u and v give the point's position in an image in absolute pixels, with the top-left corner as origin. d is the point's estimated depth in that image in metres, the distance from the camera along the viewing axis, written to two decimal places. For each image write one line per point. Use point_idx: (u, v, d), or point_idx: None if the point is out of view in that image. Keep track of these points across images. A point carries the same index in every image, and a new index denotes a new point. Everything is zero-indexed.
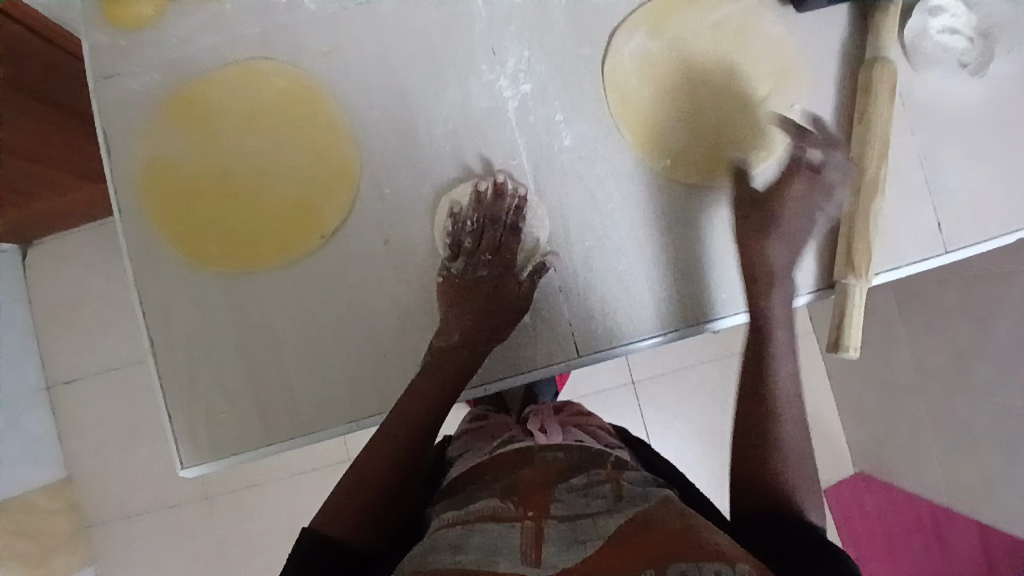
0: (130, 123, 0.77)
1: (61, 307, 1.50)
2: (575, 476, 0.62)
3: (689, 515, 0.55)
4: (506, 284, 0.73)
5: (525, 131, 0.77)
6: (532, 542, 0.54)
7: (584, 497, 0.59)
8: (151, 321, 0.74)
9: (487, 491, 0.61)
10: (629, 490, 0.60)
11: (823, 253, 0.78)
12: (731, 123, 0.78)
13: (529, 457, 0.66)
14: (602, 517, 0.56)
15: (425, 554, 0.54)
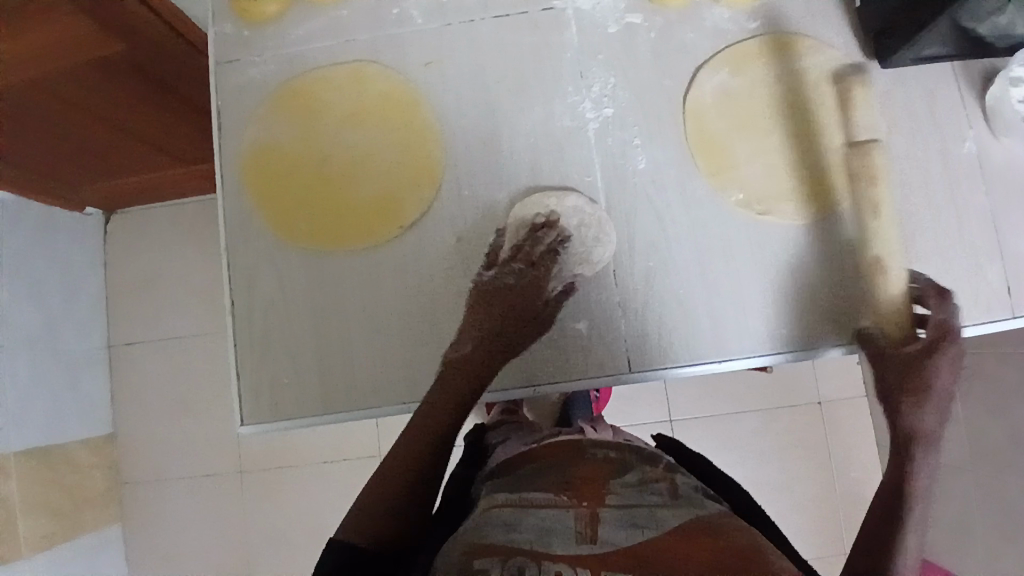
0: (242, 105, 0.84)
1: (132, 273, 1.60)
2: (628, 473, 0.66)
3: (749, 532, 0.58)
4: (532, 302, 0.78)
5: (602, 151, 0.81)
6: (587, 523, 0.57)
7: (638, 492, 0.62)
8: (235, 286, 0.81)
9: (542, 480, 0.64)
10: (684, 491, 0.64)
11: (883, 302, 0.79)
12: (804, 166, 0.81)
13: (582, 454, 0.70)
14: (659, 511, 0.59)
15: (479, 530, 0.57)
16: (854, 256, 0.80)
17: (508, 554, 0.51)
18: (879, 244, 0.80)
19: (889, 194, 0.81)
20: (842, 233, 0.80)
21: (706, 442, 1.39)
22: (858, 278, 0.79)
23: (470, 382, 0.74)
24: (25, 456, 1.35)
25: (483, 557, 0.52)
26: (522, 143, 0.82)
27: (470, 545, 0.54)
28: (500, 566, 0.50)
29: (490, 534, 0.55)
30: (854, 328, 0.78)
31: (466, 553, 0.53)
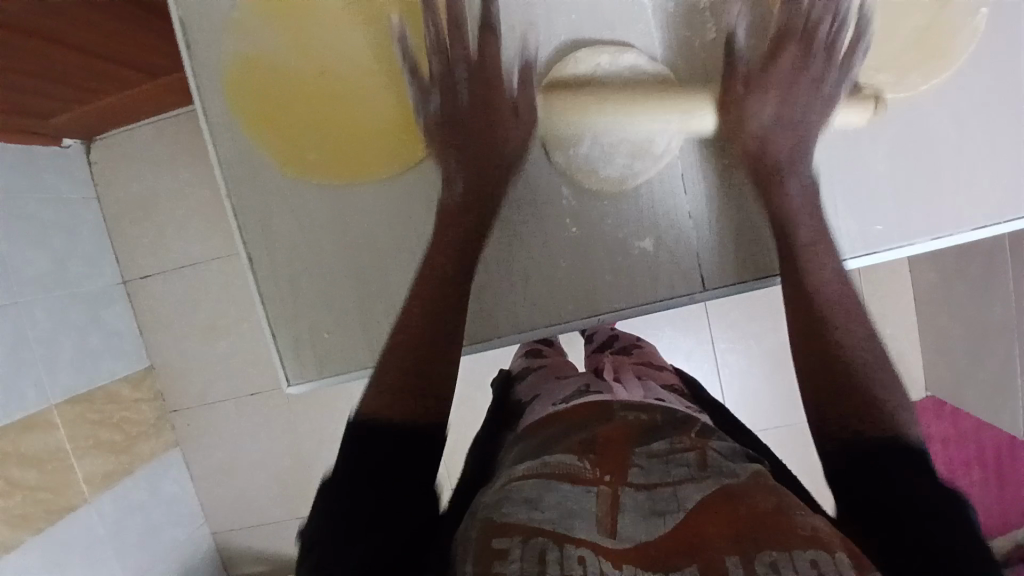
0: (212, 11, 0.68)
1: (130, 205, 1.49)
2: (655, 440, 0.58)
3: (780, 495, 0.51)
4: (500, 148, 0.66)
5: (661, 28, 0.68)
6: (609, 507, 0.51)
7: (665, 464, 0.55)
8: (248, 233, 0.71)
9: (562, 444, 0.57)
10: (716, 459, 0.55)
11: (988, 180, 0.69)
12: (910, 24, 0.67)
13: (607, 416, 0.62)
14: (683, 488, 0.52)
15: (498, 502, 0.52)
16: (963, 132, 0.69)
17: (529, 535, 0.48)
18: (990, 112, 0.68)
19: (1006, 46, 0.68)
20: (951, 100, 0.68)
21: None
22: (965, 155, 0.69)
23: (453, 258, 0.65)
24: (67, 404, 1.34)
25: (503, 536, 0.48)
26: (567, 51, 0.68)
27: (489, 522, 0.50)
28: (523, 545, 0.47)
29: (508, 512, 0.50)
30: (959, 214, 0.69)
31: (483, 532, 0.49)
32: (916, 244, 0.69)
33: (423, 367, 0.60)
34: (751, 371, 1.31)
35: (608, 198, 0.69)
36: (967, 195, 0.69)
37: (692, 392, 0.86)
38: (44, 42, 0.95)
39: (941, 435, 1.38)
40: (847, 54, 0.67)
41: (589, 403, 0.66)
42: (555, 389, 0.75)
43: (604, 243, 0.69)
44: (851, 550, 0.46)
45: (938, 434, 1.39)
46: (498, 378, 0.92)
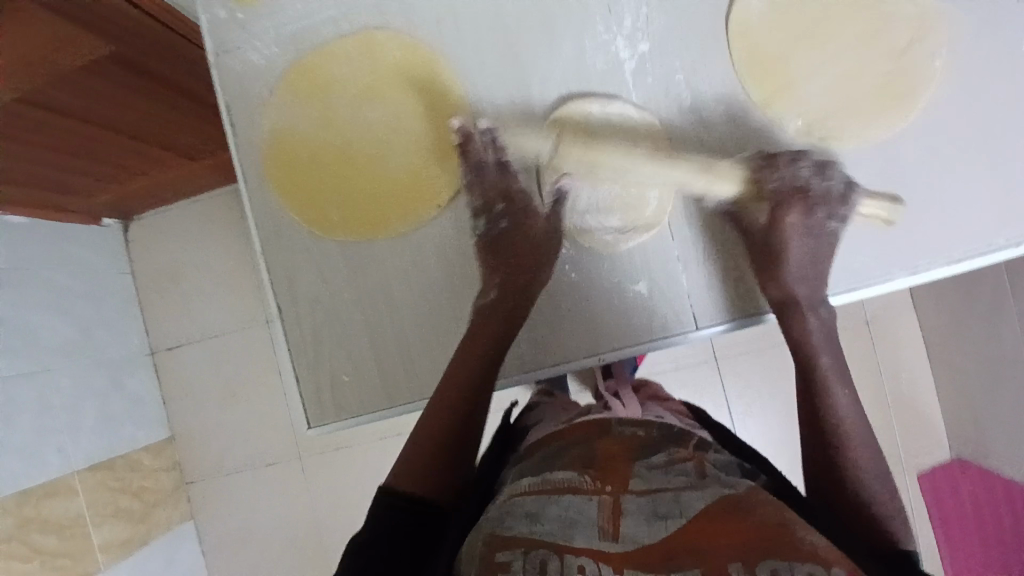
0: (252, 97, 0.79)
1: (161, 279, 1.60)
2: (655, 456, 0.63)
3: (783, 511, 0.53)
4: (532, 225, 0.74)
5: (641, 91, 0.75)
6: (610, 514, 0.54)
7: (665, 473, 0.59)
8: (277, 286, 0.78)
9: (566, 463, 0.62)
10: (712, 471, 0.60)
11: (956, 218, 0.74)
12: (870, 77, 0.74)
13: (608, 432, 0.67)
14: (686, 492, 0.55)
15: (501, 518, 0.55)
16: (930, 173, 0.75)
17: (530, 547, 0.50)
18: (949, 155, 0.75)
19: (957, 99, 0.75)
20: (913, 146, 0.75)
21: None
22: (932, 195, 0.75)
23: (492, 324, 0.71)
24: (87, 471, 1.38)
25: (505, 549, 0.51)
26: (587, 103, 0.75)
27: (492, 537, 0.52)
28: (524, 559, 0.49)
29: (511, 526, 0.53)
30: (935, 248, 0.74)
31: (489, 543, 0.52)
32: (895, 277, 0.74)
33: (459, 417, 0.65)
34: (767, 425, 1.32)
35: (604, 255, 0.74)
36: (939, 231, 0.74)
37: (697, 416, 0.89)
38: (90, 127, 1.07)
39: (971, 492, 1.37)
40: (813, 97, 0.74)
41: (590, 420, 0.71)
42: (559, 414, 0.82)
43: (602, 286, 0.74)
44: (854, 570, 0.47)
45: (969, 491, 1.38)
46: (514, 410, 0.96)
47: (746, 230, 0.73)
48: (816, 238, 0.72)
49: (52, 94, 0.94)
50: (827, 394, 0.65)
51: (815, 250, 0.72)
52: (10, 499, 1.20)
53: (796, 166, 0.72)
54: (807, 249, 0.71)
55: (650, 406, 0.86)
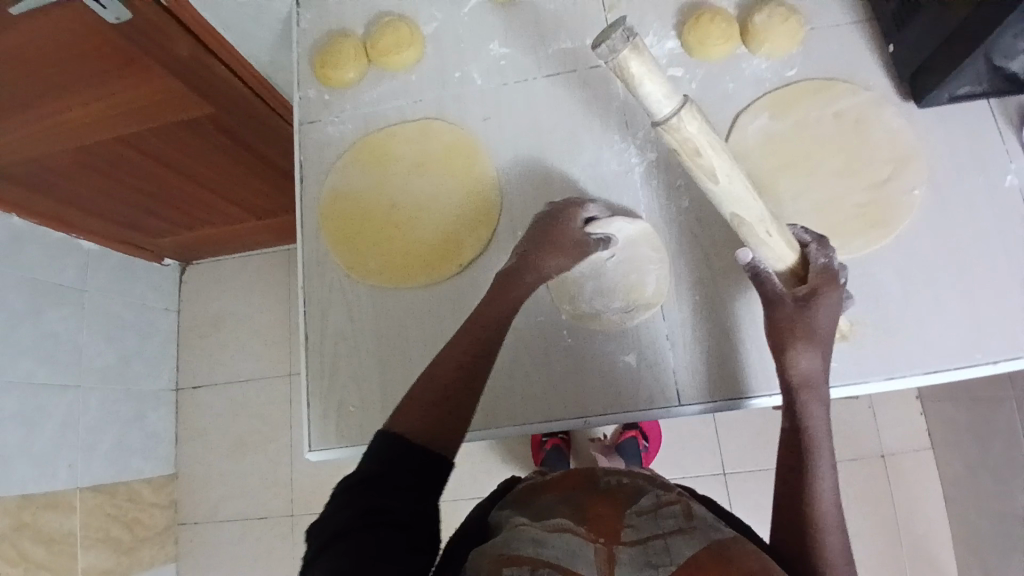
0: (322, 161, 0.95)
1: (203, 320, 1.73)
2: (643, 501, 0.69)
3: (766, 563, 0.59)
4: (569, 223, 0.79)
5: (647, 192, 0.87)
6: (606, 558, 0.59)
7: (656, 519, 0.65)
8: (309, 318, 0.88)
9: (560, 512, 0.67)
10: (698, 513, 0.67)
11: (934, 335, 0.81)
12: (850, 204, 0.85)
13: (597, 483, 0.73)
14: (674, 539, 0.61)
15: (507, 543, 0.61)
16: (907, 289, 0.82)
17: (537, 565, 0.56)
18: (928, 277, 0.82)
19: (931, 230, 0.84)
20: (891, 265, 0.83)
21: (762, 495, 1.38)
22: (910, 309, 0.81)
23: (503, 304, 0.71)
24: (90, 491, 1.43)
25: (512, 566, 0.57)
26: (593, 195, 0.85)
27: (499, 556, 0.59)
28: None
29: (519, 547, 0.60)
30: (911, 359, 0.80)
31: (497, 561, 0.58)
32: (872, 380, 0.80)
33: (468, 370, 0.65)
34: None
35: (599, 324, 0.82)
36: (915, 344, 0.80)
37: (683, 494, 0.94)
38: (177, 175, 1.25)
39: None
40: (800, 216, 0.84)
41: (577, 472, 0.77)
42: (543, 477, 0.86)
43: (594, 354, 0.82)
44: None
45: None
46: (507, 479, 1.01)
47: (773, 299, 0.73)
48: (828, 310, 0.71)
49: (155, 143, 1.11)
50: (812, 469, 0.65)
51: (829, 326, 0.72)
52: (13, 501, 1.25)
53: (819, 250, 0.74)
54: (833, 325, 0.72)
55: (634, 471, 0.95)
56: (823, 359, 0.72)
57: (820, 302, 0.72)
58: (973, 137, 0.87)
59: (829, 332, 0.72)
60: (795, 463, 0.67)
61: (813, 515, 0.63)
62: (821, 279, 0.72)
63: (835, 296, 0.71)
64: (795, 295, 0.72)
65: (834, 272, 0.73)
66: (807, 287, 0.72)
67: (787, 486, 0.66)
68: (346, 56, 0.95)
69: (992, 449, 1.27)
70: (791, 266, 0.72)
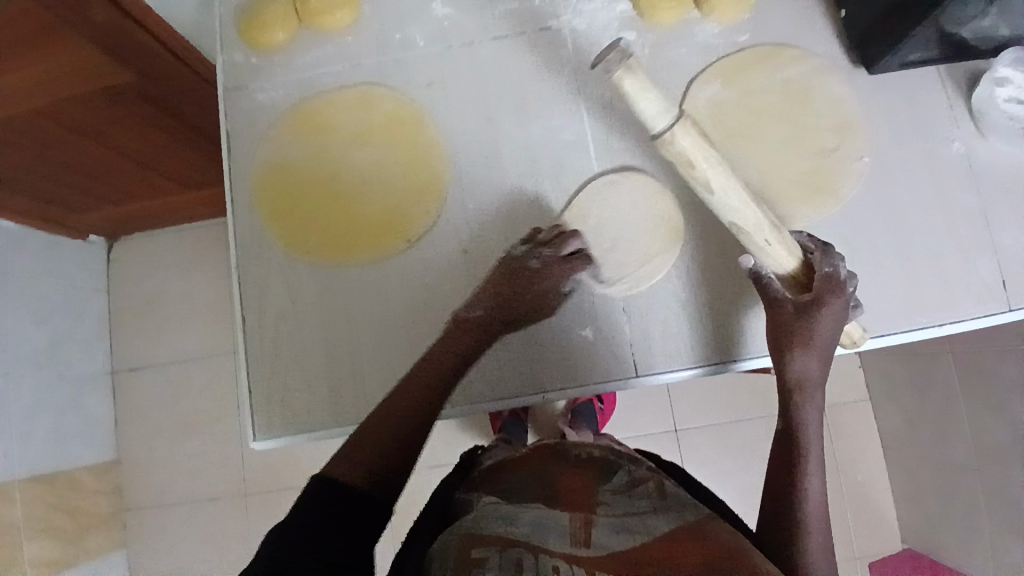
0: (254, 131, 0.88)
1: (136, 300, 1.62)
2: (615, 479, 0.71)
3: (735, 533, 0.63)
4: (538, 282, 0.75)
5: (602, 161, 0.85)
6: (581, 525, 0.61)
7: (630, 497, 0.67)
8: (246, 300, 0.83)
9: (530, 490, 0.68)
10: (669, 490, 0.70)
11: (879, 298, 0.83)
12: (800, 171, 0.85)
13: (568, 459, 0.75)
14: (645, 512, 0.64)
15: (478, 523, 0.62)
16: (852, 254, 0.84)
17: (505, 545, 0.56)
18: (873, 242, 0.84)
19: (876, 196, 0.85)
20: (838, 232, 0.85)
21: (712, 449, 1.43)
22: (857, 275, 0.83)
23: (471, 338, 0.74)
24: (29, 481, 1.34)
25: (481, 547, 0.56)
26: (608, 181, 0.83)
27: (468, 536, 0.59)
28: (500, 553, 0.55)
29: (486, 527, 0.60)
30: (859, 323, 0.82)
31: (466, 541, 0.58)
32: None
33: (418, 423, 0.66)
34: None
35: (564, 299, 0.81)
36: (860, 309, 0.83)
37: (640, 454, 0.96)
38: (97, 146, 1.13)
39: None
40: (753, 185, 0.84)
41: (542, 449, 0.80)
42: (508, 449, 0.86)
43: (550, 328, 0.81)
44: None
45: None
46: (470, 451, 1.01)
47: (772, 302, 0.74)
48: (830, 319, 0.72)
49: (69, 111, 0.99)
50: (805, 471, 0.68)
51: (830, 335, 0.72)
52: None
53: (823, 256, 0.74)
54: (830, 332, 0.72)
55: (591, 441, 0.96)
56: (820, 365, 0.73)
57: (822, 312, 0.72)
58: (915, 102, 0.88)
59: (830, 341, 0.73)
60: (791, 463, 0.69)
61: (800, 508, 0.66)
62: (824, 286, 0.72)
63: (834, 306, 0.72)
64: (796, 302, 0.73)
65: (838, 281, 0.73)
66: (809, 295, 0.73)
67: (777, 482, 0.69)
68: (275, 16, 0.88)
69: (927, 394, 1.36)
70: (792, 271, 0.73)
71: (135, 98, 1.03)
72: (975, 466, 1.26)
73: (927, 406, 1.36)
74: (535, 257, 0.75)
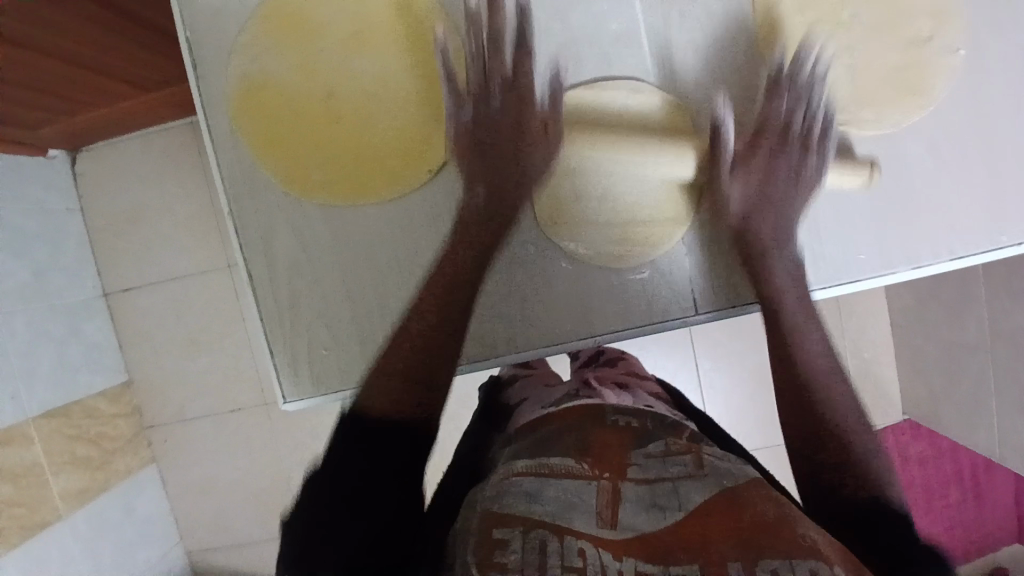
0: (222, 37, 0.70)
1: (115, 216, 1.48)
2: (652, 444, 0.62)
3: (780, 504, 0.53)
4: (526, 153, 0.70)
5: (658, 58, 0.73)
6: (608, 501, 0.53)
7: (663, 462, 0.58)
8: (248, 249, 0.72)
9: (560, 448, 0.60)
10: (711, 462, 0.60)
11: (962, 213, 0.73)
12: (889, 67, 0.72)
13: (603, 420, 0.66)
14: (684, 485, 0.55)
15: (497, 498, 0.54)
16: (938, 162, 0.73)
17: (529, 525, 0.50)
18: (965, 149, 0.73)
19: (974, 93, 0.73)
20: (928, 137, 0.73)
21: (725, 337, 1.37)
22: (943, 189, 0.73)
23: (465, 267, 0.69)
24: (44, 418, 1.31)
25: (503, 527, 0.50)
26: (588, 82, 0.72)
27: (490, 512, 0.53)
28: (522, 537, 0.49)
29: (508, 503, 0.53)
30: (936, 246, 0.73)
31: (485, 520, 0.52)
32: (895, 272, 0.73)
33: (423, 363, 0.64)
34: (736, 389, 1.38)
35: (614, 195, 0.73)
36: (942, 228, 0.73)
37: (673, 400, 0.90)
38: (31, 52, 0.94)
39: (918, 456, 1.47)
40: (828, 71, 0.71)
41: (584, 406, 0.70)
42: (546, 393, 0.80)
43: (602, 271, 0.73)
44: (849, 564, 0.47)
45: (916, 456, 1.47)
46: (488, 379, 0.94)
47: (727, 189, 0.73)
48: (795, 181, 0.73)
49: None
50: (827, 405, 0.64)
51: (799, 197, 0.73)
52: None
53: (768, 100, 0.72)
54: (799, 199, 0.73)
55: (636, 389, 0.85)
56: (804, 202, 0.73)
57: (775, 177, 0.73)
58: None
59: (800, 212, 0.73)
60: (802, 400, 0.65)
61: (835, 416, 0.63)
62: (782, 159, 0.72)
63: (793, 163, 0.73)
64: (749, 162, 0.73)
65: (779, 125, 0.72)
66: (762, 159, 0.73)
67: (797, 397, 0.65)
68: None
69: (947, 286, 1.32)
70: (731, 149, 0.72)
71: None
72: (984, 348, 1.25)
73: (946, 292, 1.32)
74: (483, 133, 0.70)
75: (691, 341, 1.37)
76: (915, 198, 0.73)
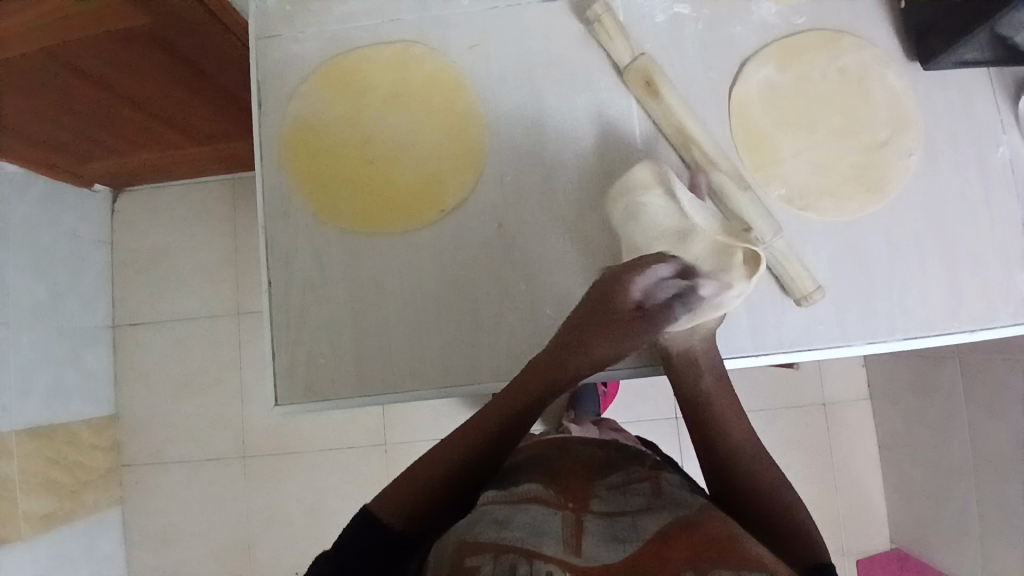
0: (283, 86, 0.84)
1: (140, 255, 1.58)
2: (613, 476, 0.67)
3: (728, 524, 0.57)
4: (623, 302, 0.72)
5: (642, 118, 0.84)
6: (573, 531, 0.56)
7: (624, 494, 0.63)
8: (272, 264, 0.80)
9: (530, 476, 0.65)
10: (668, 490, 0.65)
11: (916, 302, 0.81)
12: (846, 164, 0.84)
13: (568, 451, 0.73)
14: (642, 516, 0.58)
15: (470, 528, 0.56)
16: (892, 252, 0.82)
17: (499, 551, 0.51)
18: (916, 245, 0.82)
19: (922, 194, 0.83)
20: (882, 229, 0.83)
21: None
22: (897, 274, 0.82)
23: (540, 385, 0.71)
24: (27, 434, 1.32)
25: (475, 554, 0.52)
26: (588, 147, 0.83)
27: (461, 542, 0.54)
28: (493, 563, 0.50)
29: (480, 532, 0.55)
30: (892, 325, 0.81)
31: (459, 548, 0.54)
32: (850, 346, 0.80)
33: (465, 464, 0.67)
34: None
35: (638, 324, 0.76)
36: (896, 310, 0.81)
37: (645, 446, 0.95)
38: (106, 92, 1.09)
39: None
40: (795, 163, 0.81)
41: (552, 439, 0.77)
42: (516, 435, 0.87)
43: None
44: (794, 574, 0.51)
45: None
46: None
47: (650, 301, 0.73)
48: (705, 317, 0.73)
49: (80, 48, 0.95)
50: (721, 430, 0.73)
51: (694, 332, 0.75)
52: None
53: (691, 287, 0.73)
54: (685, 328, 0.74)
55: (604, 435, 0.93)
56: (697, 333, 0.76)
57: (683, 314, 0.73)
58: (968, 102, 0.85)
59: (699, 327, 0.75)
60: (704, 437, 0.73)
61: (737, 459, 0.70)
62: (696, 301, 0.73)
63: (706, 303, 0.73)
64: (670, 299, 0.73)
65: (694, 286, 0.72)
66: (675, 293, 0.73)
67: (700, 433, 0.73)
68: None
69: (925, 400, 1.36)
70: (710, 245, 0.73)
71: (155, 44, 0.98)
72: (970, 468, 1.26)
73: (926, 407, 1.36)
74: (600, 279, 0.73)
75: (676, 436, 1.40)
76: (871, 282, 0.81)
